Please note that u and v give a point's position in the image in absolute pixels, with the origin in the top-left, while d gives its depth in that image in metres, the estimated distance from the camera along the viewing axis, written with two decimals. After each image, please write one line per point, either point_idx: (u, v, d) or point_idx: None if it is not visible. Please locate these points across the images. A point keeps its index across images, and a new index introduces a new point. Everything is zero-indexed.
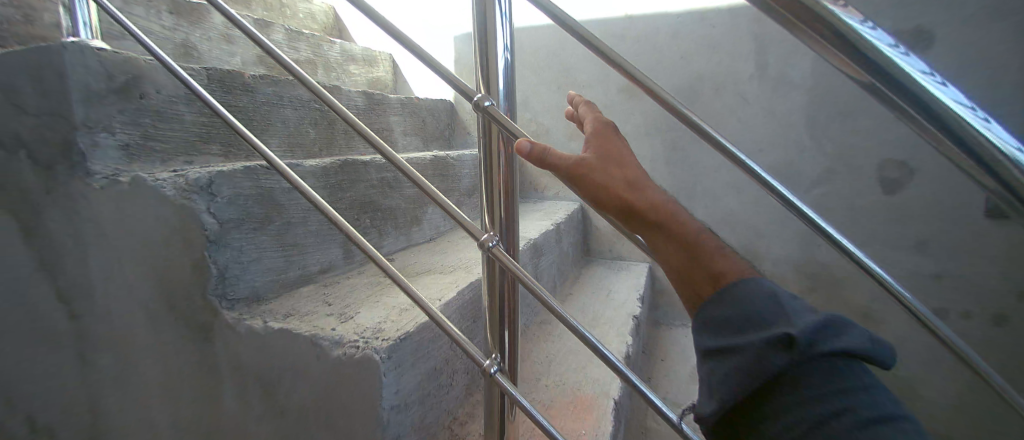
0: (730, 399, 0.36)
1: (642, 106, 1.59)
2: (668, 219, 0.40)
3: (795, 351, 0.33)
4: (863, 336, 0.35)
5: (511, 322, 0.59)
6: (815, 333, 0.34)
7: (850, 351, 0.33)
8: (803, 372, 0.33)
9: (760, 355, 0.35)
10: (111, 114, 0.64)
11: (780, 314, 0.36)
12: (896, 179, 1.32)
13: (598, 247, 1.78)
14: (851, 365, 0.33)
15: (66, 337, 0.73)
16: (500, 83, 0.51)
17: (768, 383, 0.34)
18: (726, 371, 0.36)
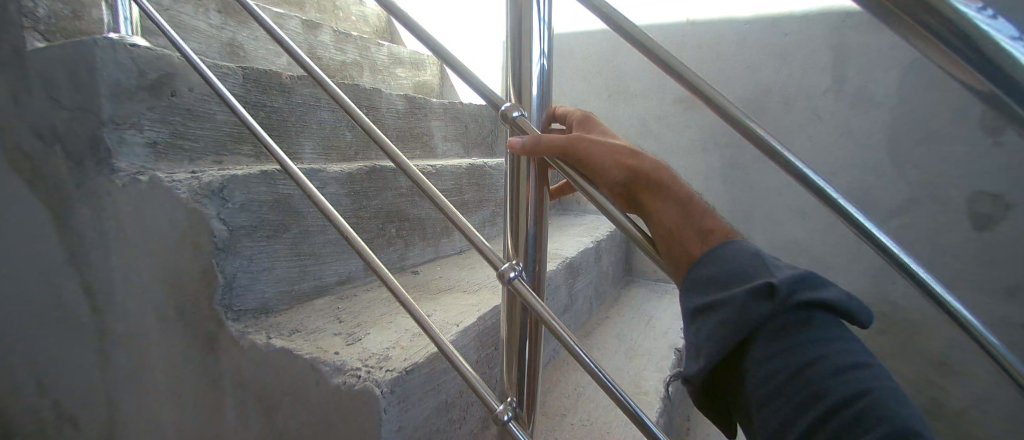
0: (711, 357, 0.31)
1: (700, 119, 1.46)
2: (665, 181, 0.38)
3: (777, 301, 0.29)
4: (837, 289, 0.31)
5: (532, 361, 0.51)
6: (794, 282, 0.29)
7: (829, 302, 0.29)
8: (784, 323, 0.29)
9: (741, 307, 0.30)
10: (140, 111, 0.63)
11: (759, 268, 0.32)
12: (991, 216, 1.14)
13: (641, 267, 1.66)
14: (829, 318, 0.29)
15: (89, 330, 0.73)
16: (537, 93, 0.43)
17: (750, 334, 0.30)
18: (706, 328, 0.31)
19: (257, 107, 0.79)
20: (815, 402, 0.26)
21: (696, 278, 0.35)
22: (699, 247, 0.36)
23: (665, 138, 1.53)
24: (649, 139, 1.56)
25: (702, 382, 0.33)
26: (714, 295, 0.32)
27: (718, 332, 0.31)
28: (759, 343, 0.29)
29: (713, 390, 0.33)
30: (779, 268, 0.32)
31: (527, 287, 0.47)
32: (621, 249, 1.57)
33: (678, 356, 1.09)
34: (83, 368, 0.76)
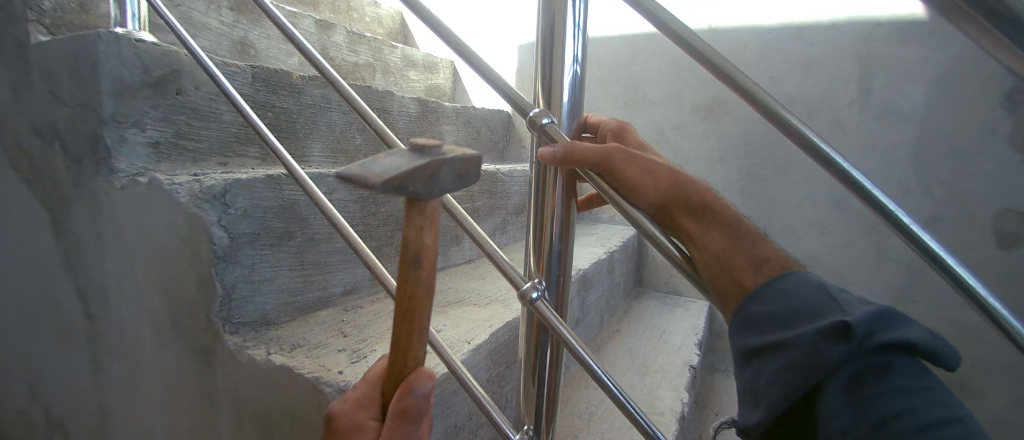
0: (779, 403, 0.30)
1: (719, 129, 1.42)
2: (711, 203, 0.37)
3: (851, 343, 0.27)
4: (924, 328, 0.28)
5: (552, 387, 0.47)
6: (872, 321, 0.27)
7: (915, 346, 0.27)
8: (859, 369, 0.27)
9: (811, 349, 0.29)
10: (143, 109, 0.60)
11: (831, 306, 0.30)
12: (1020, 235, 1.07)
13: (653, 278, 1.60)
14: (914, 364, 0.27)
15: (83, 334, 0.70)
16: (568, 98, 0.40)
17: (821, 382, 0.28)
18: (772, 370, 0.30)
19: (265, 107, 0.76)
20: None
21: (755, 317, 0.33)
22: (752, 277, 0.35)
23: (682, 148, 1.49)
24: (666, 148, 1.51)
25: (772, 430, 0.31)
26: (774, 335, 0.32)
27: (786, 375, 0.29)
28: (830, 392, 0.27)
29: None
30: (846, 303, 0.30)
31: (551, 309, 0.43)
32: (633, 261, 1.52)
33: (691, 373, 1.03)
34: (76, 374, 0.73)
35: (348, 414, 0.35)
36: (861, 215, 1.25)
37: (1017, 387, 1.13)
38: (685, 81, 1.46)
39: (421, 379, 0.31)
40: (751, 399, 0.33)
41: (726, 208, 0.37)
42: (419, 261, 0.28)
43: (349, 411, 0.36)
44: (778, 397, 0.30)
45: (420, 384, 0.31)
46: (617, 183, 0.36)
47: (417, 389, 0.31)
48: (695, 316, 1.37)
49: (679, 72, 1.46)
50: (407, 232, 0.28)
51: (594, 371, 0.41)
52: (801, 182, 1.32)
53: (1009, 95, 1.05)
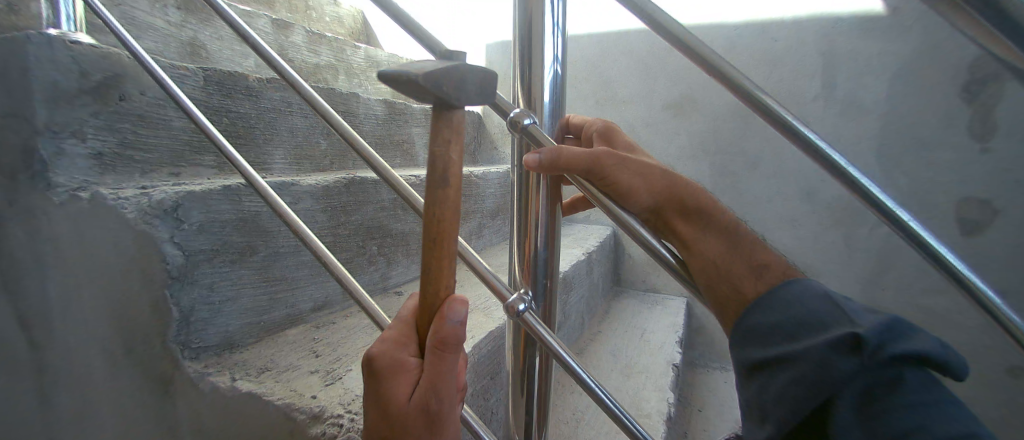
0: (790, 418, 0.31)
1: (689, 125, 1.44)
2: (705, 207, 0.38)
3: (864, 354, 0.29)
4: (931, 338, 0.30)
5: (542, 401, 0.45)
6: (882, 333, 0.29)
7: (924, 356, 0.29)
8: (872, 380, 0.29)
9: (822, 362, 0.30)
10: (82, 117, 0.54)
11: (838, 316, 0.32)
12: (979, 221, 1.13)
13: (630, 276, 1.60)
14: (923, 373, 0.29)
15: (24, 368, 0.63)
16: (548, 99, 0.39)
17: (833, 396, 0.29)
18: (780, 385, 0.32)
19: (219, 113, 0.71)
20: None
21: (756, 330, 0.35)
22: (751, 286, 0.36)
23: (653, 145, 1.50)
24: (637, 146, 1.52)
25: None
26: (782, 346, 0.33)
27: (797, 390, 0.31)
28: (844, 406, 0.29)
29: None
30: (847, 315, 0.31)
31: (538, 320, 0.41)
32: (610, 259, 1.52)
33: (675, 372, 1.03)
34: (15, 419, 0.65)
35: (386, 354, 0.34)
36: (828, 206, 1.29)
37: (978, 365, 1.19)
38: (654, 78, 1.47)
39: (456, 304, 0.31)
40: (756, 416, 0.34)
41: (719, 209, 0.39)
42: (446, 179, 0.29)
43: (383, 351, 0.35)
44: (789, 413, 0.31)
45: (457, 309, 0.31)
46: (607, 187, 0.37)
47: (450, 317, 0.31)
48: (673, 312, 1.39)
49: (648, 69, 1.48)
50: (435, 148, 0.29)
51: (586, 384, 0.39)
52: (770, 176, 1.35)
53: (965, 86, 1.10)
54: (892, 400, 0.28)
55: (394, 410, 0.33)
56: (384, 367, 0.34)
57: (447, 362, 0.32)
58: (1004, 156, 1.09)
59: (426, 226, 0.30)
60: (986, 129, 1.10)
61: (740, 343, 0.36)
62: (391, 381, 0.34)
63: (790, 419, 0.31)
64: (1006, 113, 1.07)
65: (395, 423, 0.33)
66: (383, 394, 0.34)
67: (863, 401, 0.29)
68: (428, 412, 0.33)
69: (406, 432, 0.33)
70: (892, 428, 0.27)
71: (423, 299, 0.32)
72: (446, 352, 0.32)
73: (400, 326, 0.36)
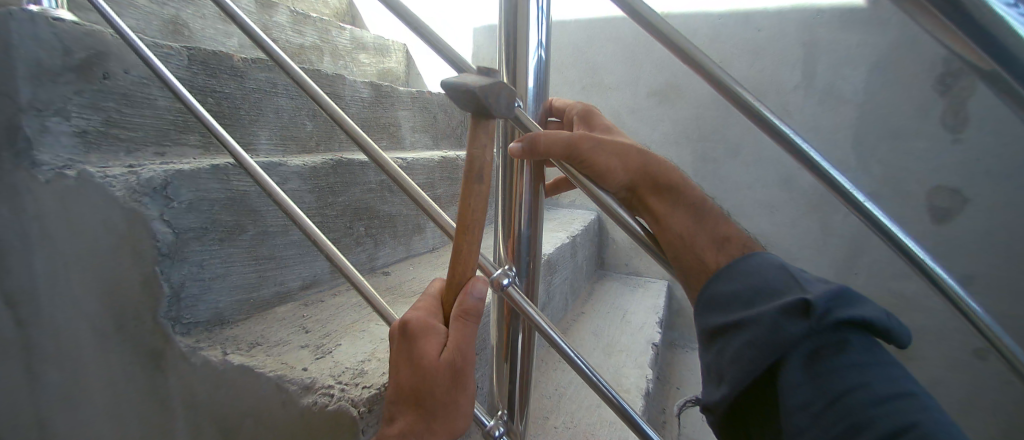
0: (743, 377, 0.34)
1: (673, 113, 1.46)
2: (677, 186, 0.41)
3: (811, 320, 0.32)
4: (874, 306, 0.34)
5: (524, 373, 0.47)
6: (830, 300, 0.32)
7: (864, 321, 0.32)
8: (819, 342, 0.32)
9: (774, 325, 0.33)
10: (66, 96, 0.54)
11: (791, 284, 0.35)
12: (948, 208, 1.18)
13: (614, 260, 1.64)
14: (863, 337, 0.32)
15: None
16: (532, 83, 0.41)
17: (783, 356, 0.32)
18: (737, 348, 0.35)
19: (204, 93, 0.71)
20: (851, 427, 0.29)
21: (718, 298, 0.38)
22: (713, 257, 0.39)
23: (638, 131, 1.52)
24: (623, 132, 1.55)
25: (733, 401, 0.36)
26: (738, 313, 0.36)
27: (750, 351, 0.34)
28: (791, 365, 0.32)
29: (744, 411, 0.36)
30: (805, 285, 0.34)
31: (521, 294, 0.43)
32: (594, 243, 1.55)
33: (655, 351, 1.07)
34: None
35: (417, 319, 0.38)
36: (804, 192, 1.34)
37: (940, 344, 1.25)
38: (640, 65, 1.49)
39: (479, 281, 0.36)
40: (715, 377, 0.37)
41: (691, 187, 0.41)
42: (481, 173, 0.32)
43: (416, 316, 0.38)
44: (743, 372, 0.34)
45: (478, 285, 0.36)
46: (584, 168, 0.39)
47: (473, 291, 0.36)
48: (655, 295, 1.43)
49: (634, 55, 1.49)
50: (467, 143, 0.32)
51: (566, 353, 0.42)
52: (750, 162, 1.39)
53: (939, 79, 1.14)
54: (838, 359, 0.31)
55: (420, 372, 0.36)
56: (417, 328, 0.37)
57: (469, 328, 0.36)
58: (973, 147, 1.14)
59: (460, 212, 0.33)
60: (958, 120, 1.14)
61: (703, 311, 0.39)
62: (419, 342, 0.36)
63: (743, 378, 0.34)
64: (977, 106, 1.12)
65: (422, 380, 0.36)
66: (411, 354, 0.36)
67: (809, 360, 0.32)
68: (454, 371, 0.36)
69: (429, 389, 0.36)
70: (835, 385, 0.31)
71: (451, 275, 0.36)
72: (469, 319, 0.36)
73: (429, 299, 0.40)
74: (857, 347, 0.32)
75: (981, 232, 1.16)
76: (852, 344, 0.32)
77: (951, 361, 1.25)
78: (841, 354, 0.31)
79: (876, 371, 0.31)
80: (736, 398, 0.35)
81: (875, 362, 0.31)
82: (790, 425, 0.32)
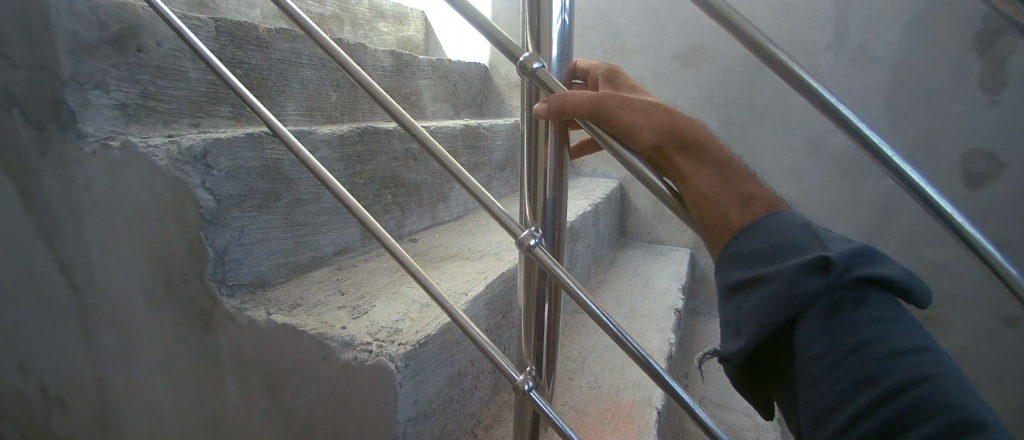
0: (762, 329, 0.34)
1: (698, 77, 1.42)
2: (706, 144, 0.40)
3: (831, 275, 0.31)
4: (897, 267, 0.33)
5: (551, 330, 0.48)
6: (851, 257, 0.31)
7: (885, 278, 0.31)
8: (839, 299, 0.31)
9: (793, 281, 0.32)
10: (104, 69, 0.56)
11: (813, 242, 0.34)
12: (982, 174, 1.13)
13: (635, 228, 1.63)
14: (884, 295, 0.31)
15: (63, 314, 0.65)
16: (557, 44, 0.40)
17: (801, 311, 0.32)
18: (756, 302, 0.34)
19: (233, 64, 0.71)
20: (864, 380, 0.28)
21: (743, 255, 0.37)
22: (738, 215, 0.39)
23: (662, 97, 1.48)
24: None
25: (750, 353, 0.35)
26: (759, 269, 0.35)
27: (769, 306, 0.33)
28: (809, 318, 0.31)
29: (761, 360, 0.36)
30: (836, 243, 0.34)
31: (549, 254, 0.43)
32: (616, 211, 1.55)
33: (676, 316, 1.08)
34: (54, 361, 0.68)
35: None
36: (834, 157, 1.30)
37: (974, 311, 1.22)
38: (663, 27, 1.43)
39: None
40: (734, 330, 0.37)
41: (719, 145, 0.41)
42: None
43: None
44: (760, 326, 0.34)
45: None
46: (613, 129, 0.38)
47: None
48: (677, 262, 1.43)
49: (657, 17, 1.44)
50: None
51: (593, 313, 0.41)
52: (777, 127, 1.34)
53: (979, 37, 1.07)
54: (857, 314, 0.30)
55: None
56: None
57: None
58: (1012, 109, 1.08)
59: None
60: (996, 82, 1.08)
61: (726, 266, 0.38)
62: None
63: (760, 331, 0.34)
64: (1019, 65, 1.05)
65: None
66: None
67: (827, 314, 0.31)
68: None
69: None
70: (851, 339, 0.30)
71: None
72: None
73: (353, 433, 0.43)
74: (880, 301, 0.31)
75: (1023, 198, 1.11)
76: (872, 300, 0.31)
77: (987, 327, 1.22)
78: (860, 308, 0.30)
79: (896, 326, 0.29)
80: (754, 348, 0.35)
81: (893, 317, 0.30)
82: (804, 375, 0.32)
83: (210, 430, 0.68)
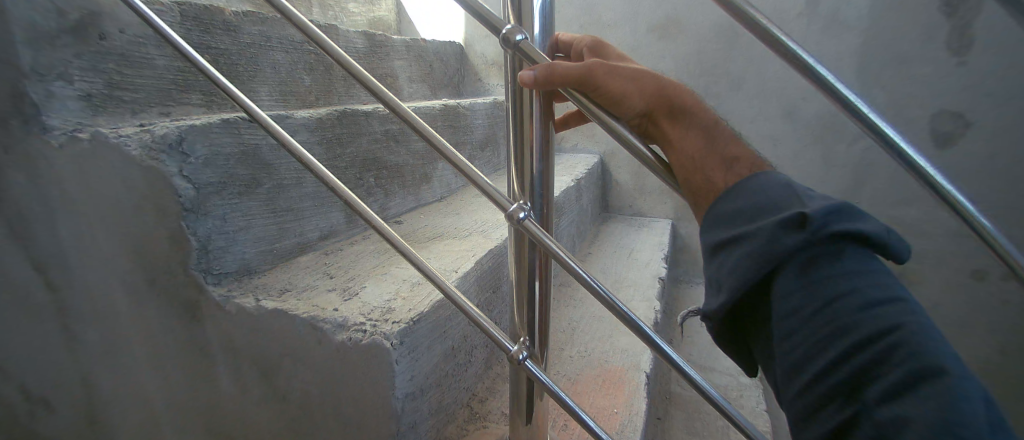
0: (740, 285, 0.34)
1: (675, 48, 1.42)
2: (694, 109, 0.41)
3: (808, 231, 0.31)
4: (874, 222, 0.32)
5: (543, 299, 0.50)
6: (828, 214, 0.31)
7: (861, 234, 0.31)
8: (815, 253, 0.31)
9: (771, 238, 0.32)
10: (67, 58, 0.54)
11: (794, 200, 0.34)
12: (951, 133, 1.18)
13: (617, 203, 1.66)
14: (860, 250, 0.31)
15: (40, 316, 0.64)
16: (538, 12, 0.40)
17: (779, 265, 0.32)
18: (737, 260, 0.34)
19: (201, 49, 0.69)
20: (837, 329, 0.29)
21: (721, 217, 0.38)
22: (722, 178, 0.39)
23: None
24: None
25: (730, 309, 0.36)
26: (739, 228, 0.35)
27: (749, 263, 0.33)
28: (786, 272, 0.32)
29: (739, 314, 0.37)
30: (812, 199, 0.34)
31: (538, 226, 0.44)
32: (598, 186, 1.56)
33: (661, 284, 1.12)
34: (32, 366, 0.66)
35: None
36: (808, 124, 1.33)
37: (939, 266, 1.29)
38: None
39: None
40: (714, 286, 0.37)
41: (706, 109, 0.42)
42: None
43: None
44: (738, 283, 0.34)
45: None
46: (601, 97, 0.39)
47: None
48: (659, 234, 1.46)
49: None
50: None
51: (583, 277, 0.43)
52: (752, 96, 1.37)
53: None
54: (834, 267, 0.30)
55: None
56: None
57: None
58: (977, 70, 1.12)
59: None
60: (962, 43, 1.12)
61: (709, 228, 0.38)
62: None
63: (739, 287, 0.34)
64: (983, 26, 1.09)
65: None
66: None
67: (804, 268, 0.31)
68: None
69: None
70: (827, 290, 0.30)
71: None
72: None
73: None
74: (855, 256, 0.31)
75: (984, 155, 1.17)
76: (847, 254, 0.31)
77: (950, 279, 1.29)
78: (835, 262, 0.31)
79: (867, 277, 0.30)
80: (733, 304, 0.35)
81: (866, 269, 0.30)
82: (780, 328, 0.32)
83: (206, 420, 0.68)
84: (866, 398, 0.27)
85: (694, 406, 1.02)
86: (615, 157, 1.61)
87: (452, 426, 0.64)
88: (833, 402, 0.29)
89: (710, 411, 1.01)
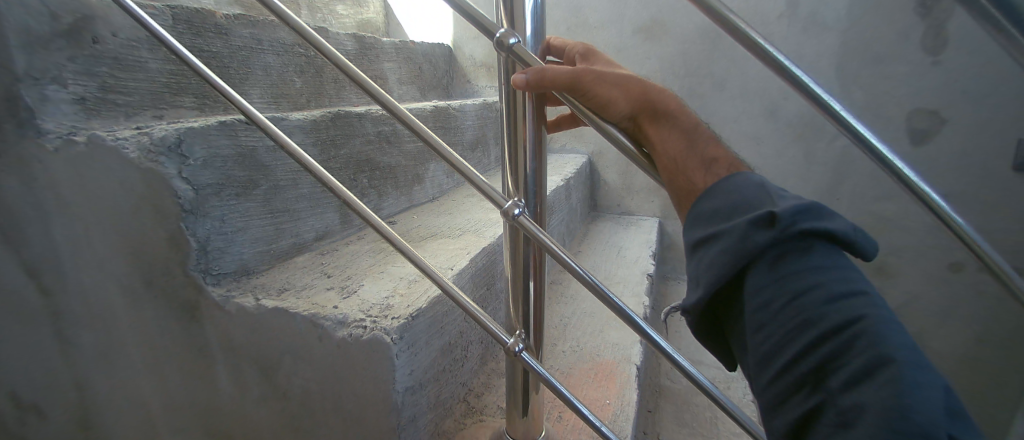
0: (716, 281, 0.36)
1: (660, 49, 1.46)
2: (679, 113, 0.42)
3: (776, 229, 0.33)
4: (841, 221, 0.35)
5: (537, 293, 0.52)
6: (795, 213, 0.33)
7: (827, 232, 0.33)
8: (783, 250, 0.33)
9: (743, 235, 0.35)
10: (61, 62, 0.54)
11: (764, 199, 0.37)
12: (927, 131, 1.23)
13: (606, 201, 1.69)
14: (826, 247, 0.34)
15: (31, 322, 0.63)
16: (529, 15, 0.42)
17: (751, 261, 0.34)
18: (712, 257, 0.37)
19: (193, 52, 0.69)
20: (805, 321, 0.31)
21: (703, 215, 0.40)
22: (703, 178, 0.41)
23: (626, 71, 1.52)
24: None
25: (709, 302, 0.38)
26: (716, 227, 0.38)
27: (724, 262, 0.35)
28: (758, 268, 0.34)
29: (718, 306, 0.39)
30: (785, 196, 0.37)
31: (532, 222, 0.46)
32: (586, 185, 1.59)
33: (649, 281, 1.15)
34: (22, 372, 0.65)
35: None
36: (789, 123, 1.38)
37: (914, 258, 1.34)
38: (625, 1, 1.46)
39: None
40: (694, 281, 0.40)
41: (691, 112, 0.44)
42: None
43: None
44: (715, 280, 0.36)
45: None
46: (590, 101, 0.41)
47: None
48: (646, 231, 1.50)
49: None
50: None
51: (575, 271, 0.45)
52: (735, 95, 1.41)
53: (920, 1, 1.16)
54: (801, 262, 0.33)
55: None
56: None
57: None
58: (950, 70, 1.17)
59: None
60: (937, 43, 1.17)
61: (690, 224, 0.41)
62: None
63: (716, 282, 0.36)
64: (956, 28, 1.14)
65: None
66: None
67: (774, 263, 0.34)
68: None
69: None
70: (795, 285, 0.32)
71: None
72: None
73: None
74: (820, 253, 0.33)
75: (957, 151, 1.22)
76: (814, 251, 0.33)
77: (926, 271, 1.35)
78: (803, 257, 0.33)
79: (833, 272, 0.32)
80: (710, 298, 0.37)
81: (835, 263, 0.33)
82: (753, 320, 0.34)
83: (204, 421, 0.68)
84: (831, 386, 0.29)
85: (685, 398, 1.05)
86: (603, 157, 1.64)
87: (450, 420, 0.65)
88: (802, 389, 0.31)
89: (701, 402, 1.04)
